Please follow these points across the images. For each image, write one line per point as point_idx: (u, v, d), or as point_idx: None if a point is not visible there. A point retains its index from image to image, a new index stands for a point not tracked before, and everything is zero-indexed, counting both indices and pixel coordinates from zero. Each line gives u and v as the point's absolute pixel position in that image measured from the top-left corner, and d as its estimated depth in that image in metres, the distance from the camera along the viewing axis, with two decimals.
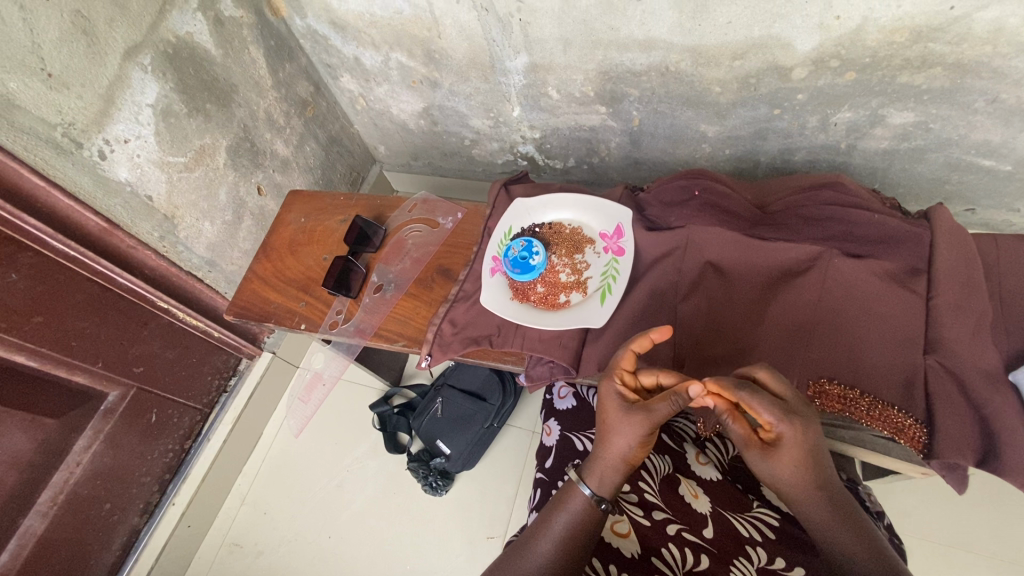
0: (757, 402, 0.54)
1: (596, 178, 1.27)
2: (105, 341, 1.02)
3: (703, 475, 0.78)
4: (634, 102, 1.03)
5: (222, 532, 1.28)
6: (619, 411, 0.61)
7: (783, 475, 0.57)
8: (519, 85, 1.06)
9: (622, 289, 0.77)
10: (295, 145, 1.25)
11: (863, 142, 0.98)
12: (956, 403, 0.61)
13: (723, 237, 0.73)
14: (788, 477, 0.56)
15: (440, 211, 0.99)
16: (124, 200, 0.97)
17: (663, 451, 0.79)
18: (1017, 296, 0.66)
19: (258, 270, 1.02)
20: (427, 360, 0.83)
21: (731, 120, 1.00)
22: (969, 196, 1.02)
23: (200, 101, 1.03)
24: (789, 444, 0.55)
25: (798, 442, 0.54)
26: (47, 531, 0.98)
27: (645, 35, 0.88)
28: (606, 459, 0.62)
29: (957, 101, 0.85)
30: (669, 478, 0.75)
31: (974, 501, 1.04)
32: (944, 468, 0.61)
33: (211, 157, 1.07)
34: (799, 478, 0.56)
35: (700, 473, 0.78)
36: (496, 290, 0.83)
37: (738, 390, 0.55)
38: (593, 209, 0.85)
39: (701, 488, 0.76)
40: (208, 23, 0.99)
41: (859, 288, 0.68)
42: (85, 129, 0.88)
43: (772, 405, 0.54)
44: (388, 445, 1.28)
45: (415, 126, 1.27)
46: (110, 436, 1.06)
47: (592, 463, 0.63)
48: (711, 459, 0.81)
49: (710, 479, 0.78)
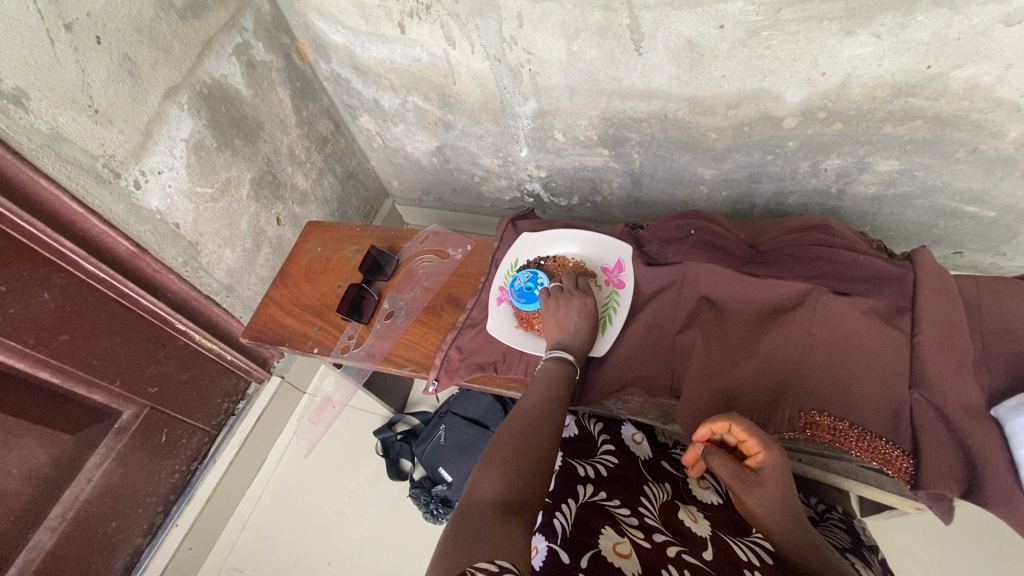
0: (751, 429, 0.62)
1: (599, 215, 1.33)
2: (125, 360, 1.06)
3: (703, 499, 0.83)
4: (635, 146, 1.09)
5: (222, 557, 1.28)
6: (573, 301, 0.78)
7: (770, 502, 0.64)
8: (527, 128, 1.13)
9: (622, 320, 0.81)
10: (313, 178, 1.32)
11: (852, 187, 1.03)
12: (941, 436, 0.64)
13: (717, 274, 0.77)
14: (772, 502, 0.64)
15: (450, 243, 1.04)
16: (153, 227, 1.02)
17: (662, 481, 0.84)
18: (998, 335, 0.69)
19: (275, 295, 1.07)
20: (434, 385, 0.87)
21: (727, 164, 1.06)
22: (957, 239, 1.07)
23: (229, 136, 1.10)
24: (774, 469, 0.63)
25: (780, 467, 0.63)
26: (53, 547, 0.99)
27: (646, 85, 0.95)
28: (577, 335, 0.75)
29: (939, 151, 0.91)
30: (668, 504, 0.78)
31: (975, 542, 1.04)
32: (931, 499, 0.64)
33: (236, 188, 1.14)
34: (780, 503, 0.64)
35: (700, 497, 0.83)
36: (503, 318, 0.87)
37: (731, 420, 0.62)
38: (596, 244, 0.90)
39: (701, 513, 0.78)
40: (241, 67, 1.08)
41: (847, 324, 0.71)
42: (124, 160, 0.94)
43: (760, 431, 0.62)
44: (388, 470, 1.30)
45: (428, 163, 1.35)
46: (122, 454, 1.09)
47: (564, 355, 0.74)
48: (711, 485, 0.86)
49: (710, 502, 0.83)
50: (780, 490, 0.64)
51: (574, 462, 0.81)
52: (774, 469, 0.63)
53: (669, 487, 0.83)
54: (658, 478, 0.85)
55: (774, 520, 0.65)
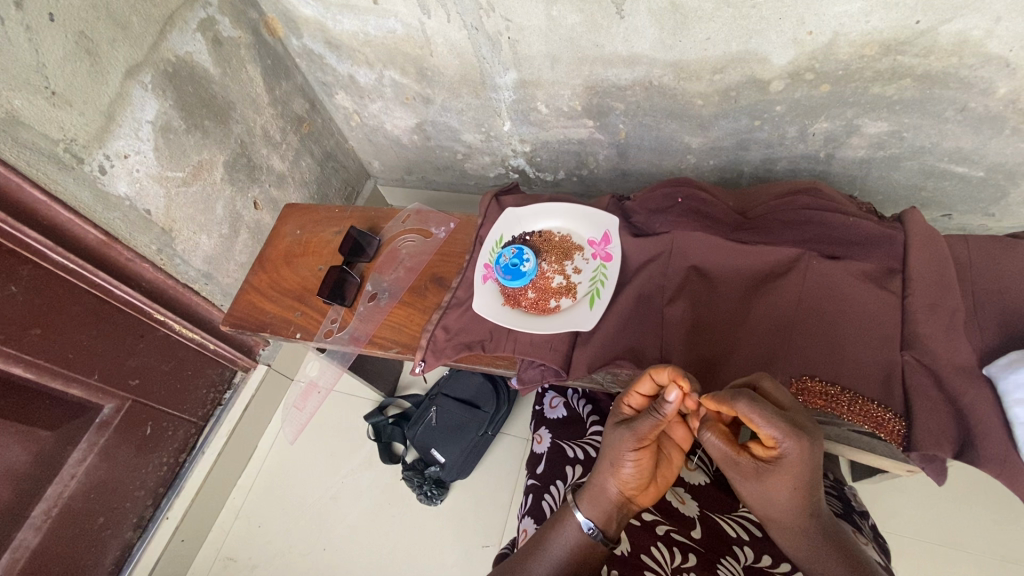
0: (763, 417, 0.51)
1: (586, 189, 1.30)
2: (102, 353, 1.04)
3: (690, 481, 0.83)
4: (620, 115, 1.06)
5: (217, 546, 1.28)
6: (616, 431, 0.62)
7: (776, 499, 0.56)
8: (509, 101, 1.10)
9: (610, 293, 0.79)
10: (290, 160, 1.28)
11: (841, 151, 1.01)
12: (933, 397, 0.63)
13: (705, 241, 0.76)
14: (780, 500, 0.55)
15: (433, 221, 1.01)
16: (122, 214, 0.99)
17: None
18: (989, 292, 0.68)
19: (254, 281, 1.04)
20: (420, 366, 0.85)
21: (714, 131, 1.04)
22: (945, 201, 1.06)
23: (199, 117, 1.05)
24: (789, 467, 0.53)
25: (799, 467, 0.53)
26: (40, 545, 0.98)
27: (629, 51, 0.92)
28: (600, 473, 0.63)
29: (927, 111, 0.89)
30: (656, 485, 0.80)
31: (963, 500, 1.05)
32: (924, 460, 0.63)
33: (209, 172, 1.10)
34: (792, 504, 0.55)
35: (689, 479, 0.83)
36: (488, 296, 0.85)
37: (739, 403, 0.52)
38: (581, 217, 0.88)
39: (688, 494, 0.80)
40: (207, 43, 1.03)
41: (839, 288, 0.70)
42: (87, 145, 0.90)
43: (779, 423, 0.51)
44: (382, 455, 1.28)
45: (408, 141, 1.31)
46: (105, 449, 1.06)
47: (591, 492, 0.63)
48: (700, 465, 0.85)
49: (699, 483, 0.83)
50: (796, 490, 0.54)
51: None
52: (790, 467, 0.53)
53: None
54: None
55: (782, 518, 0.57)
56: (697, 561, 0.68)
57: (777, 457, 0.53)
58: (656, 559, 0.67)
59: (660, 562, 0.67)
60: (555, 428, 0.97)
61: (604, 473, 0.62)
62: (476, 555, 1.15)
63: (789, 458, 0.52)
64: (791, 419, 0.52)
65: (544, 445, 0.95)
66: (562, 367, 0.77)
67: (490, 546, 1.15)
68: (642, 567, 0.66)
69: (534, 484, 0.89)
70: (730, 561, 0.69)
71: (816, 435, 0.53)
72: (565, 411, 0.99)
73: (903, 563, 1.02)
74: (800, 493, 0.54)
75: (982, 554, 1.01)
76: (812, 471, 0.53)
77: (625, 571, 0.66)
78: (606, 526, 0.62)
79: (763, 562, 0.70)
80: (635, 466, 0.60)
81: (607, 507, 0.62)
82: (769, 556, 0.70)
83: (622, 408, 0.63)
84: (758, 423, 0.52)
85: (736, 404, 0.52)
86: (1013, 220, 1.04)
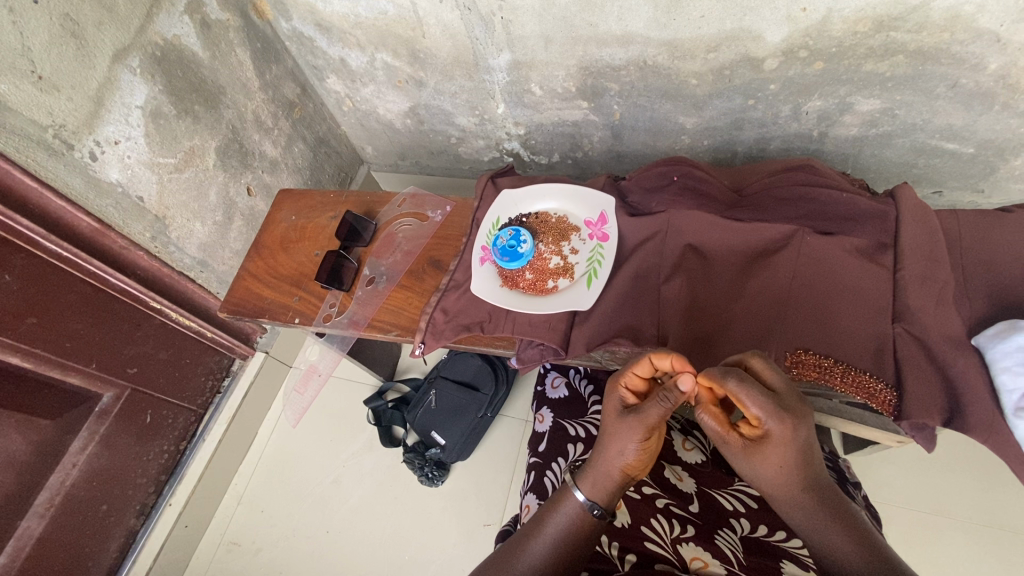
0: (748, 394, 0.54)
1: (581, 171, 1.30)
2: (99, 342, 1.03)
3: (686, 459, 0.84)
4: (615, 96, 1.06)
5: (220, 531, 1.29)
6: (617, 415, 0.62)
7: (768, 476, 0.57)
8: (503, 82, 1.09)
9: (607, 273, 0.80)
10: (283, 146, 1.27)
11: (834, 129, 1.02)
12: (923, 367, 0.65)
13: (700, 219, 0.77)
14: (772, 475, 0.57)
15: (429, 205, 1.01)
16: (115, 201, 0.98)
17: None
18: (978, 265, 0.70)
19: (250, 267, 1.03)
20: (420, 348, 0.85)
21: (708, 111, 1.04)
22: (936, 178, 1.07)
23: (189, 102, 1.04)
24: (775, 442, 0.55)
25: (787, 442, 0.54)
26: (45, 532, 0.98)
27: (623, 30, 0.92)
28: (602, 456, 0.63)
29: (919, 87, 0.90)
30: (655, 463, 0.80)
31: (950, 470, 1.08)
32: (914, 429, 0.65)
33: (201, 158, 1.09)
34: (783, 478, 0.57)
35: (685, 458, 0.84)
36: (487, 278, 0.85)
37: (727, 381, 0.54)
38: (577, 198, 0.88)
39: (686, 471, 0.81)
40: (194, 26, 1.01)
41: (832, 263, 0.71)
42: (76, 131, 0.89)
43: (764, 401, 0.53)
44: (383, 439, 1.29)
45: (402, 125, 1.30)
46: (106, 437, 1.07)
47: (591, 470, 0.64)
48: (696, 445, 0.87)
49: (695, 463, 0.84)
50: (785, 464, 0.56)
51: None
52: (777, 445, 0.55)
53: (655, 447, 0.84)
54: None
55: (776, 492, 0.58)
56: (696, 532, 0.70)
57: (765, 435, 0.55)
58: (656, 530, 0.69)
59: (660, 532, 0.69)
60: (555, 407, 0.98)
61: (607, 456, 0.63)
62: (479, 533, 1.17)
63: (776, 437, 0.54)
64: (779, 400, 0.54)
65: (545, 424, 0.97)
66: (561, 346, 0.78)
67: (491, 524, 1.17)
68: (643, 538, 0.68)
69: (536, 462, 0.91)
70: (727, 532, 0.71)
71: (803, 412, 0.55)
72: (567, 391, 1.00)
73: (893, 533, 1.05)
74: (789, 466, 0.56)
75: (969, 521, 1.04)
76: (800, 448, 0.55)
77: (626, 543, 0.68)
78: (611, 505, 0.63)
79: (759, 531, 0.72)
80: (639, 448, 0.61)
81: (612, 488, 0.63)
82: (765, 525, 0.72)
83: (619, 391, 0.63)
84: (745, 400, 0.54)
85: (724, 383, 0.54)
86: (1003, 196, 1.06)
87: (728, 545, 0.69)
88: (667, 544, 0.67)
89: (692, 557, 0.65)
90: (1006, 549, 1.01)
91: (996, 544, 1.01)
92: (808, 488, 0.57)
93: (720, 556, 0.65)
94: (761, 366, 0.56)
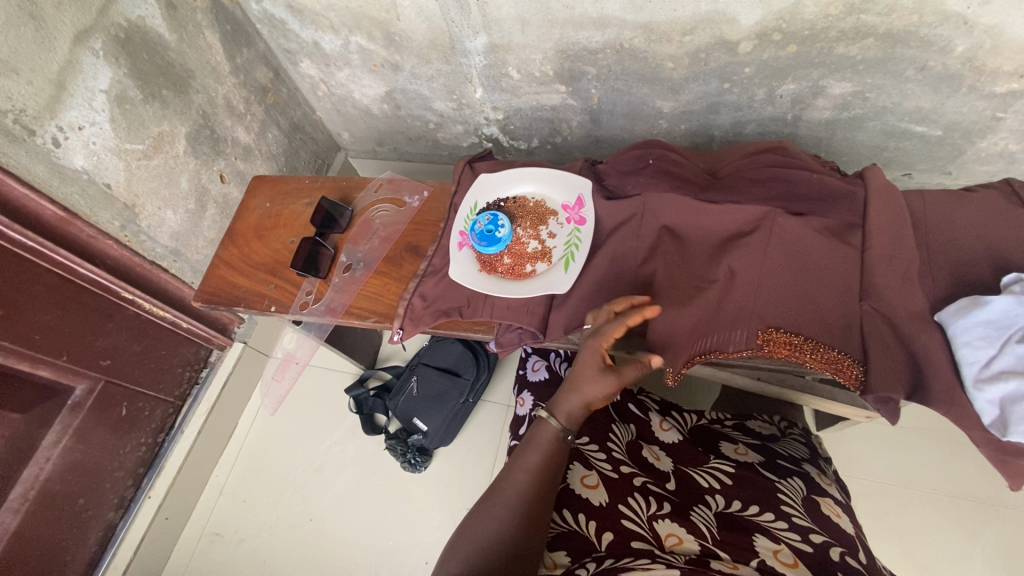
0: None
1: (560, 157, 1.30)
2: (70, 334, 1.01)
3: (664, 440, 0.85)
4: (592, 80, 1.06)
5: (202, 523, 1.28)
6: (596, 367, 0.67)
7: None
8: (480, 66, 1.08)
9: (584, 256, 0.80)
10: (256, 132, 1.24)
11: (807, 113, 1.03)
12: (888, 341, 0.67)
13: (675, 201, 0.77)
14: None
15: (406, 190, 1.01)
16: (81, 188, 0.96)
17: (628, 421, 0.86)
18: (943, 244, 0.72)
19: (224, 256, 1.02)
20: (398, 334, 0.85)
21: (685, 95, 1.04)
22: (906, 161, 1.09)
23: (156, 86, 1.01)
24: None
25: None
26: (20, 527, 0.96)
27: (599, 13, 0.91)
28: (573, 398, 0.67)
29: (889, 70, 0.91)
30: (634, 444, 0.82)
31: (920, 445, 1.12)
32: (879, 402, 0.67)
33: (170, 144, 1.06)
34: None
35: (663, 438, 0.86)
36: (464, 263, 0.85)
37: None
38: (555, 181, 0.88)
39: (664, 451, 0.83)
40: (160, 8, 0.98)
41: (802, 242, 0.72)
42: (38, 116, 0.86)
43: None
44: (365, 427, 1.28)
45: (379, 110, 1.28)
46: (80, 430, 1.05)
47: (561, 405, 0.67)
48: (674, 425, 0.88)
49: (672, 442, 0.86)
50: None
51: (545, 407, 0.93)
52: None
53: (634, 428, 0.85)
54: (624, 417, 0.86)
55: None
56: (672, 509, 0.71)
57: None
58: (633, 508, 0.71)
59: (637, 510, 0.71)
60: (537, 391, 0.99)
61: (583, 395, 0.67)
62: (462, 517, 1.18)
63: None
64: None
65: (526, 407, 0.97)
66: (539, 329, 0.79)
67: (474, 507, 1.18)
68: (620, 515, 0.69)
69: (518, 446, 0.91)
70: (702, 509, 0.72)
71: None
72: (547, 373, 1.01)
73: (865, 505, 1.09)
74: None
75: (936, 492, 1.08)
76: None
77: (603, 521, 0.69)
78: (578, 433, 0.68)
79: (733, 506, 0.73)
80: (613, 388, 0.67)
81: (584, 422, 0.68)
82: (739, 500, 0.73)
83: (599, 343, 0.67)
84: None
85: None
86: (969, 177, 1.08)
87: (703, 520, 0.70)
88: (644, 521, 0.69)
89: (667, 534, 0.67)
90: (970, 515, 1.05)
91: (961, 511, 1.05)
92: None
93: (694, 531, 0.67)
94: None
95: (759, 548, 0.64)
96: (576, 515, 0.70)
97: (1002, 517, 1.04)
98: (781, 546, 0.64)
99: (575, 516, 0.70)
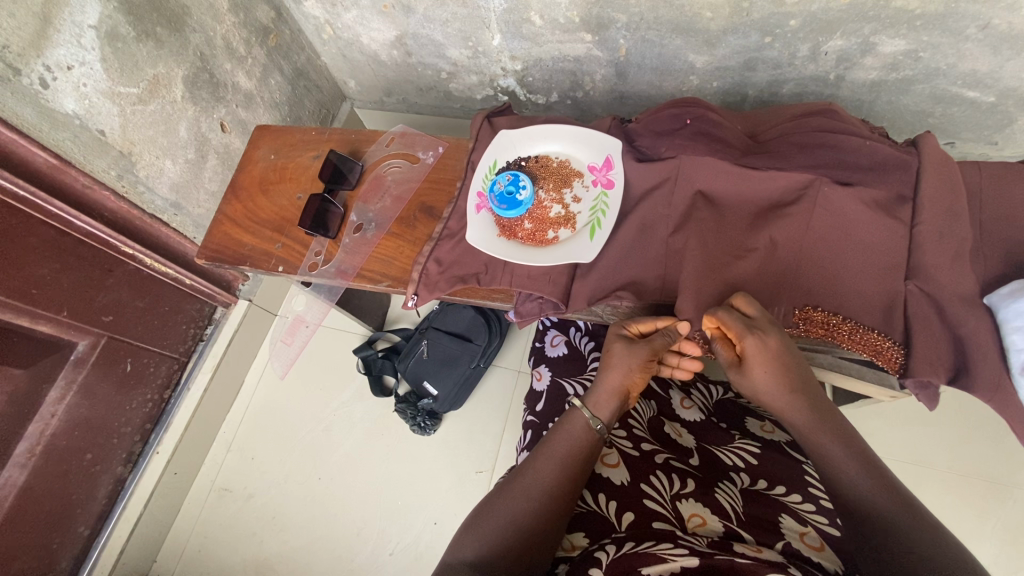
0: (730, 318, 0.62)
1: (580, 114, 1.22)
2: (70, 289, 0.98)
3: (684, 417, 0.84)
4: (622, 29, 0.97)
5: (211, 478, 1.29)
6: (623, 346, 0.68)
7: None
8: (500, 10, 0.99)
9: (611, 224, 0.75)
10: (258, 77, 1.16)
11: (852, 73, 0.95)
12: (933, 325, 0.63)
13: (713, 165, 0.71)
14: (766, 386, 0.61)
15: (420, 145, 0.95)
16: (73, 134, 0.90)
17: (649, 397, 0.84)
18: (997, 222, 0.67)
19: (228, 211, 0.97)
20: (413, 300, 0.81)
21: (721, 49, 0.96)
22: (950, 128, 1.02)
23: (150, 23, 0.93)
24: (753, 356, 0.60)
25: (762, 351, 0.60)
26: (28, 481, 0.96)
27: None
28: (602, 383, 0.68)
29: (948, 28, 0.83)
30: (655, 421, 0.81)
31: (933, 424, 1.13)
32: (917, 387, 0.64)
33: (167, 88, 0.99)
34: (778, 382, 0.60)
35: (684, 416, 0.84)
36: (482, 226, 0.80)
37: None
38: (583, 140, 0.82)
39: (685, 428, 0.82)
40: None
41: (847, 216, 0.67)
42: (22, 53, 0.79)
43: (736, 318, 0.61)
44: (374, 388, 1.28)
45: (388, 57, 1.19)
46: (85, 386, 1.03)
47: (594, 393, 0.68)
48: (695, 403, 0.87)
49: (694, 420, 0.84)
50: (775, 367, 0.60)
51: (565, 382, 0.90)
52: None
53: (655, 404, 0.84)
54: (645, 393, 0.85)
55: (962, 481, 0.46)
56: (695, 486, 0.70)
57: None
58: (655, 487, 0.69)
59: (659, 489, 0.69)
60: (555, 366, 0.96)
61: (610, 381, 0.67)
62: (470, 480, 1.19)
63: None
64: None
65: (543, 382, 0.95)
66: (561, 300, 0.75)
67: (484, 472, 1.19)
68: (642, 495, 0.68)
69: (533, 421, 0.88)
70: (727, 485, 0.71)
71: (773, 327, 0.61)
72: (566, 349, 0.98)
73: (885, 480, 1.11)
74: (779, 370, 0.60)
75: (951, 470, 1.10)
76: None
77: (625, 501, 0.67)
78: (609, 422, 0.67)
79: (758, 485, 0.72)
80: (643, 366, 0.67)
81: (617, 411, 0.68)
82: (764, 480, 0.72)
83: (622, 328, 0.70)
84: None
85: None
86: (1016, 148, 1.02)
87: (728, 498, 0.69)
88: (666, 501, 0.67)
89: (691, 514, 0.65)
90: (981, 496, 1.07)
91: (973, 491, 1.08)
92: (797, 393, 0.60)
93: (718, 512, 0.66)
94: (742, 301, 0.63)
95: (785, 531, 0.63)
96: (596, 496, 0.69)
97: (1012, 495, 1.06)
98: (808, 529, 0.63)
99: (596, 497, 0.69)
